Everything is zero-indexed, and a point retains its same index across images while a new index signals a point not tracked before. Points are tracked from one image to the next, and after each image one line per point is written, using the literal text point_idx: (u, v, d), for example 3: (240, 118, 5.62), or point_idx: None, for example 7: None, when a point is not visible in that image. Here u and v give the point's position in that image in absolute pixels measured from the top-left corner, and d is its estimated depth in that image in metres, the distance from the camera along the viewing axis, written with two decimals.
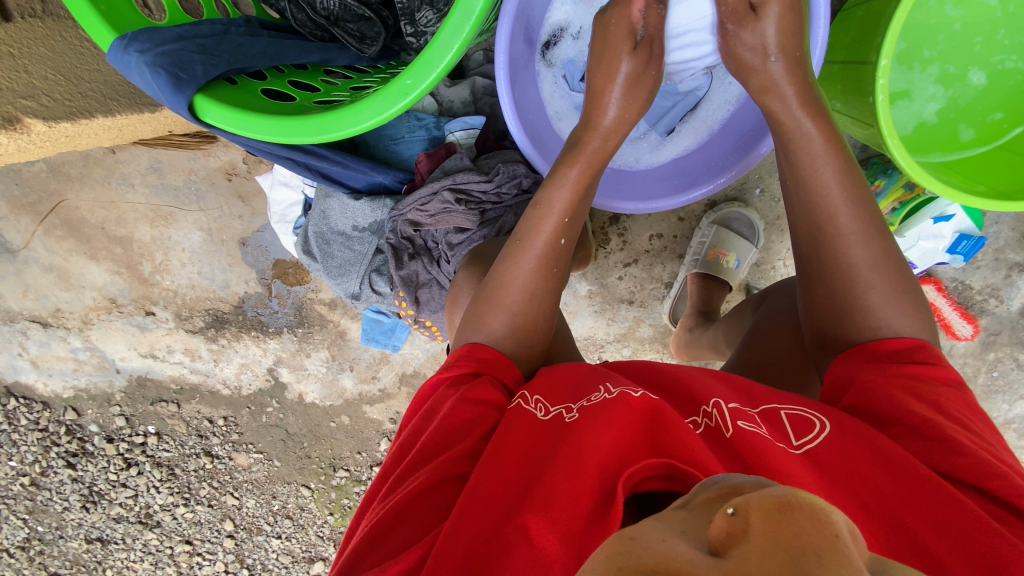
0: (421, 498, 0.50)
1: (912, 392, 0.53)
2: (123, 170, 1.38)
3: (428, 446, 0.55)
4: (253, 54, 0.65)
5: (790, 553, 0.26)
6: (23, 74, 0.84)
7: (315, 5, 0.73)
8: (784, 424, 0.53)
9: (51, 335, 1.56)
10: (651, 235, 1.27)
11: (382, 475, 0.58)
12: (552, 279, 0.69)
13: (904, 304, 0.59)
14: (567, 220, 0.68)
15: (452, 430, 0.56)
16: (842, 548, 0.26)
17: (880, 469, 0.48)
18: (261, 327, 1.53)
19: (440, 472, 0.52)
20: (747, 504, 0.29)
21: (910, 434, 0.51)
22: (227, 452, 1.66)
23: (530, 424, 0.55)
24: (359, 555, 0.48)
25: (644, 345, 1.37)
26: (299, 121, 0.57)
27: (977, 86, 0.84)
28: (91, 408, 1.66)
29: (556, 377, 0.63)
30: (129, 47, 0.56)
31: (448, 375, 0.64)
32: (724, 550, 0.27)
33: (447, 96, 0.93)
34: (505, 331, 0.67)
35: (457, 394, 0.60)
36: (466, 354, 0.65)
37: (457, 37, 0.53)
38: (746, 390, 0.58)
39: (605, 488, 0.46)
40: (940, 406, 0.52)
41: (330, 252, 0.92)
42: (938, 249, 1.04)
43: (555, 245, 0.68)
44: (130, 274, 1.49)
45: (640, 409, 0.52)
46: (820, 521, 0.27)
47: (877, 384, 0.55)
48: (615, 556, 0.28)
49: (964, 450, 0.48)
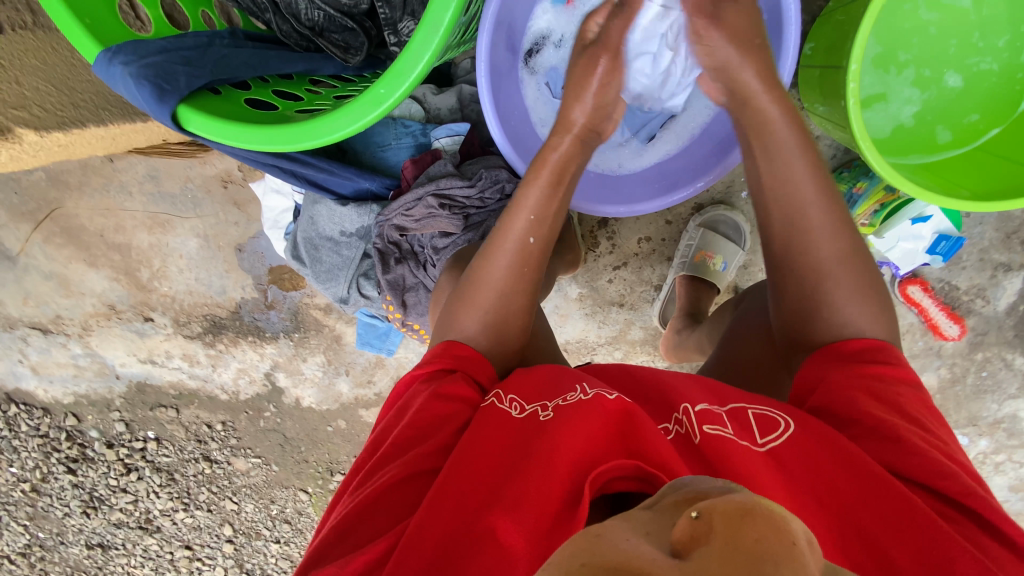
0: (392, 491, 0.52)
1: (874, 394, 0.54)
2: (121, 178, 1.41)
3: (401, 441, 0.57)
4: (236, 65, 0.67)
5: (747, 556, 0.27)
6: (15, 85, 0.86)
7: (300, 16, 0.75)
8: (750, 423, 0.53)
9: (52, 342, 1.59)
10: (640, 238, 1.29)
11: (355, 467, 0.59)
12: (522, 279, 0.70)
13: (880, 301, 0.60)
14: (535, 219, 0.70)
15: (426, 425, 0.57)
16: (795, 553, 0.28)
17: (840, 470, 0.48)
18: (258, 332, 1.55)
19: (412, 466, 0.53)
20: (711, 508, 0.30)
21: (869, 434, 0.52)
22: (226, 457, 1.68)
23: (504, 422, 0.56)
24: (328, 545, 0.49)
25: (635, 347, 1.38)
26: (280, 129, 0.58)
27: (954, 88, 0.85)
28: (91, 414, 1.67)
29: (532, 377, 0.64)
30: (114, 59, 0.58)
31: (423, 371, 0.65)
32: (685, 551, 0.28)
33: (433, 104, 0.94)
34: (480, 333, 0.69)
35: (431, 389, 0.61)
36: (442, 352, 0.66)
37: (427, 47, 0.55)
38: (715, 390, 0.59)
39: (574, 487, 0.47)
40: (901, 407, 0.53)
41: (319, 256, 0.93)
42: (918, 249, 1.05)
43: (524, 244, 0.70)
44: (128, 281, 1.51)
45: (614, 411, 0.53)
46: (778, 529, 0.28)
47: (839, 385, 0.55)
48: (578, 554, 0.29)
49: (919, 451, 0.49)
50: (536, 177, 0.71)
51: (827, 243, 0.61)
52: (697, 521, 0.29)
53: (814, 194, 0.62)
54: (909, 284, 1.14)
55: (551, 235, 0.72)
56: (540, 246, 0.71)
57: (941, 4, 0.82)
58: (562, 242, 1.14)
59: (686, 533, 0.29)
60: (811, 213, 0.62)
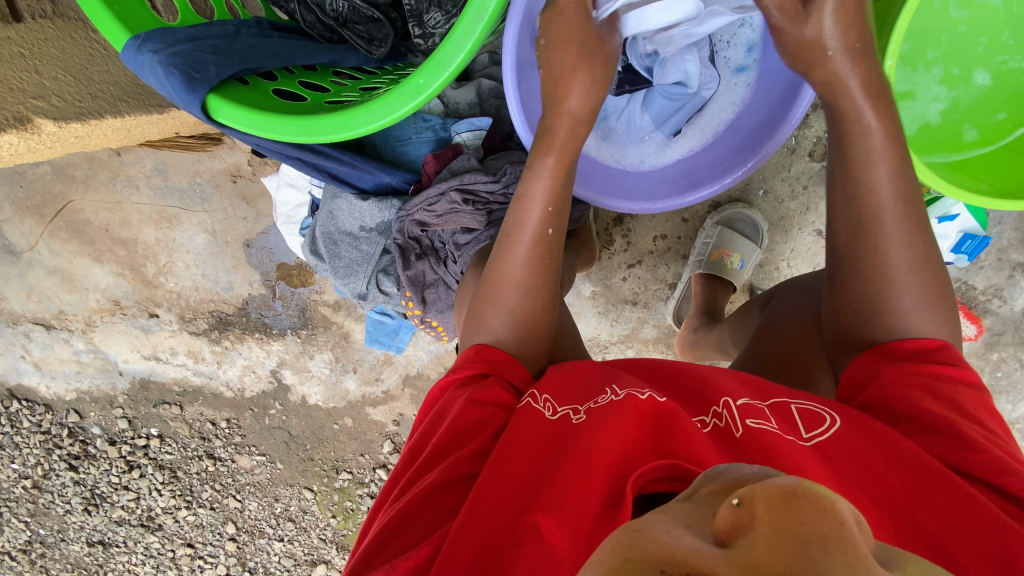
0: (431, 497, 0.51)
1: (927, 390, 0.53)
2: (128, 172, 1.39)
3: (437, 448, 0.56)
4: (264, 55, 0.65)
5: (793, 541, 0.26)
6: (33, 74, 0.84)
7: (324, 6, 0.73)
8: (794, 418, 0.53)
9: (54, 338, 1.57)
10: (655, 236, 1.28)
11: (392, 477, 0.58)
12: (545, 273, 0.69)
13: (925, 299, 0.59)
14: (552, 210, 0.69)
15: (461, 431, 0.56)
16: (846, 535, 0.27)
17: (892, 463, 0.48)
18: (265, 329, 1.53)
19: (450, 472, 0.52)
20: (751, 495, 0.29)
21: (924, 430, 0.51)
22: (230, 454, 1.66)
23: (538, 424, 0.55)
24: (371, 554, 0.48)
25: (647, 346, 1.37)
26: (311, 120, 0.57)
27: (981, 86, 0.85)
28: (93, 411, 1.66)
29: (562, 376, 0.63)
30: (143, 46, 0.57)
31: (456, 376, 0.64)
32: (730, 540, 0.27)
33: (453, 98, 0.93)
34: (507, 331, 0.68)
35: (465, 396, 0.60)
36: (475, 356, 0.65)
37: (469, 38, 0.53)
38: (757, 386, 0.59)
39: (614, 486, 0.46)
40: (956, 404, 0.52)
41: (338, 252, 0.92)
42: (942, 248, 1.04)
43: (543, 235, 0.69)
44: (133, 276, 1.49)
45: (646, 410, 0.53)
46: (824, 511, 0.27)
47: (890, 382, 0.55)
48: (621, 549, 0.29)
49: (977, 446, 0.48)
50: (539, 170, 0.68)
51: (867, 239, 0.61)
52: (740, 509, 0.28)
53: (854, 190, 0.61)
54: None
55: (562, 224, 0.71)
56: (557, 236, 0.70)
57: (972, 2, 0.81)
58: (579, 239, 1.13)
59: (728, 522, 0.28)
60: (850, 210, 0.62)
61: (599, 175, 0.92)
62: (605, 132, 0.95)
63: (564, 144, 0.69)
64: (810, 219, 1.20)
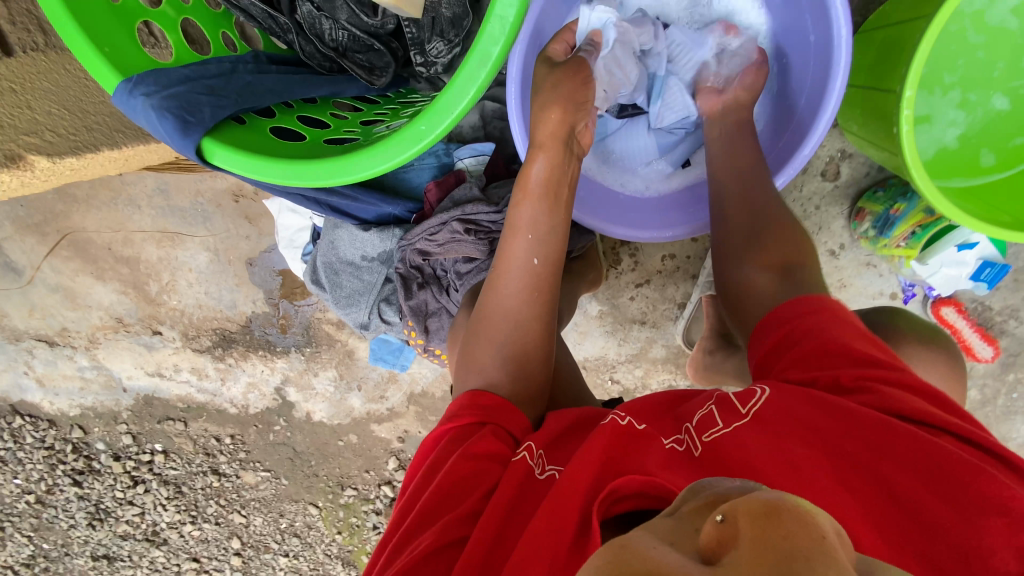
0: (425, 565, 0.47)
1: (824, 352, 0.56)
2: (130, 192, 1.38)
3: (426, 510, 0.52)
4: (261, 93, 0.63)
5: (776, 554, 0.25)
6: (26, 109, 0.82)
7: (324, 36, 0.72)
8: (725, 411, 0.54)
9: (58, 354, 1.56)
10: (663, 255, 1.26)
11: (380, 542, 0.53)
12: (535, 304, 0.67)
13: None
14: (532, 237, 0.66)
15: (450, 492, 0.53)
16: (828, 548, 0.25)
17: (812, 421, 0.51)
18: (268, 347, 1.52)
19: (438, 544, 0.49)
20: (734, 509, 0.28)
21: (834, 389, 0.53)
22: (234, 470, 1.65)
23: (527, 483, 0.53)
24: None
25: (656, 365, 1.35)
26: (311, 164, 0.55)
27: (1000, 110, 0.81)
28: (97, 426, 1.65)
29: (563, 426, 0.60)
30: (135, 90, 0.54)
31: (450, 425, 0.60)
32: (714, 555, 0.27)
33: (456, 124, 0.92)
34: (501, 370, 0.65)
35: (455, 452, 0.56)
36: (469, 403, 0.61)
37: (473, 83, 0.51)
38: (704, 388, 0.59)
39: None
40: (850, 353, 0.55)
41: (339, 281, 0.90)
42: (961, 276, 1.01)
43: (530, 266, 0.66)
44: (136, 294, 1.48)
45: (609, 440, 0.53)
46: (807, 526, 0.26)
47: (791, 356, 0.58)
48: (605, 565, 0.29)
49: (890, 396, 0.51)
50: (525, 196, 0.67)
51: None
52: (723, 525, 0.28)
53: None
54: (943, 306, 1.11)
55: (557, 254, 0.69)
56: (546, 265, 0.67)
57: (989, 26, 0.78)
58: (585, 261, 1.11)
59: (712, 537, 0.28)
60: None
61: (603, 202, 0.90)
62: (610, 158, 0.93)
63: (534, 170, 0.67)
64: (822, 239, 1.14)
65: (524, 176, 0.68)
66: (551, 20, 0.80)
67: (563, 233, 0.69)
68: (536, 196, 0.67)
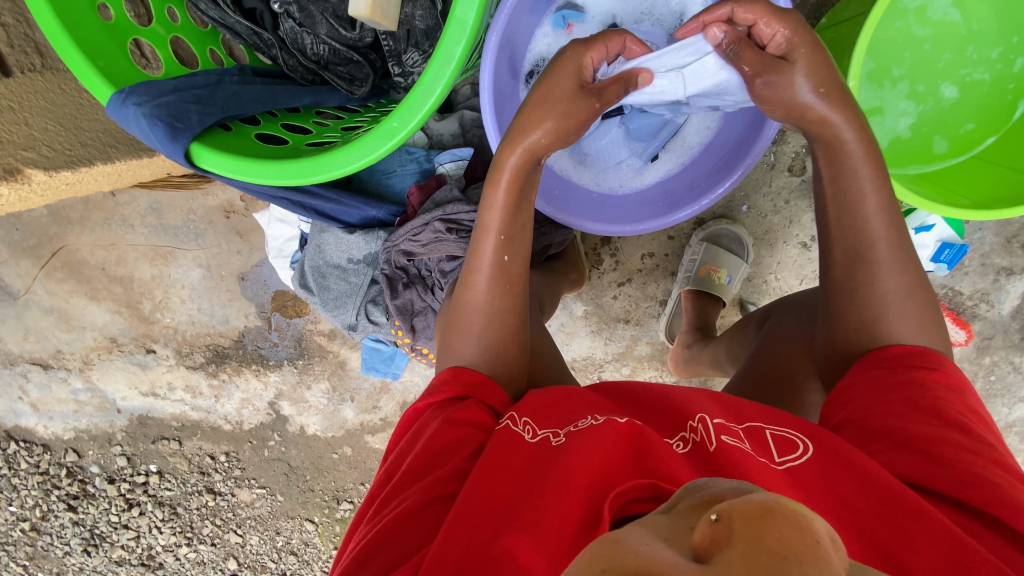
0: (411, 519, 0.49)
1: (911, 404, 0.53)
2: (123, 212, 1.41)
3: (415, 468, 0.55)
4: (246, 102, 0.68)
5: (765, 557, 0.26)
6: (23, 125, 0.84)
7: (306, 50, 0.76)
8: (768, 442, 0.52)
9: (51, 377, 1.57)
10: (643, 254, 1.31)
11: (369, 496, 0.58)
12: (507, 297, 0.69)
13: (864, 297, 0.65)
14: (503, 238, 0.68)
15: (438, 451, 0.55)
16: (821, 553, 0.26)
17: (860, 481, 0.48)
18: (261, 361, 1.54)
19: (428, 494, 0.51)
20: (729, 509, 0.28)
21: (896, 441, 0.51)
22: (229, 488, 1.65)
23: (517, 446, 0.53)
24: (350, 575, 0.47)
25: (643, 363, 1.39)
26: (292, 163, 0.59)
27: (949, 99, 0.86)
28: (92, 449, 1.65)
29: (547, 399, 0.61)
30: (127, 100, 0.58)
31: (433, 399, 0.63)
32: (707, 555, 0.27)
33: (436, 130, 0.96)
34: (479, 356, 0.68)
35: (443, 416, 0.59)
36: (452, 378, 0.64)
37: (440, 81, 0.56)
38: (732, 406, 0.57)
39: (590, 505, 0.44)
40: (938, 412, 0.51)
41: (327, 284, 0.93)
42: (922, 258, 1.05)
43: (501, 263, 0.68)
44: (130, 313, 1.50)
45: (626, 433, 0.50)
46: (801, 528, 0.27)
47: (873, 401, 0.54)
48: (597, 560, 0.28)
49: (947, 461, 0.48)
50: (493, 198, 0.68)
51: (852, 279, 0.61)
52: (717, 523, 0.28)
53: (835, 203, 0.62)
54: None
55: (524, 247, 0.71)
56: (515, 261, 0.69)
57: (932, 20, 0.83)
58: (567, 260, 1.15)
59: (707, 536, 0.27)
60: (834, 254, 0.63)
61: (580, 201, 0.94)
62: (583, 158, 0.96)
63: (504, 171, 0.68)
64: (794, 232, 1.21)
65: (495, 172, 0.68)
66: (520, 28, 0.85)
67: (529, 229, 0.71)
68: (505, 200, 0.68)
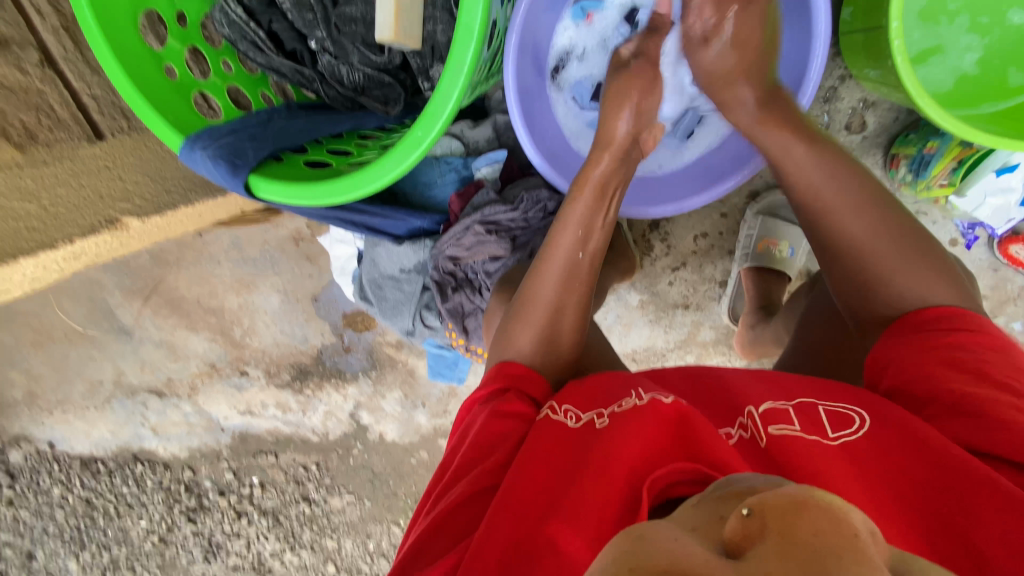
0: (461, 509, 0.51)
1: (952, 365, 0.53)
2: (210, 250, 1.57)
3: (463, 462, 0.56)
4: (294, 133, 0.75)
5: (803, 552, 0.25)
6: (118, 181, 0.96)
7: (344, 80, 0.83)
8: (821, 419, 0.51)
9: (166, 403, 1.76)
10: (695, 235, 1.27)
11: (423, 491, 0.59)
12: (575, 289, 0.70)
13: (923, 266, 0.60)
14: (581, 233, 0.71)
15: (485, 445, 0.56)
16: (860, 547, 0.25)
17: (910, 455, 0.47)
18: (339, 374, 1.66)
19: (473, 487, 0.52)
20: (761, 504, 0.27)
21: (945, 411, 0.51)
22: (323, 496, 1.78)
23: (561, 435, 0.53)
24: (403, 565, 0.49)
25: (709, 349, 1.35)
26: (334, 183, 0.64)
27: (1021, 25, 0.78)
28: (204, 465, 1.83)
29: (588, 386, 0.60)
30: (194, 145, 0.66)
31: (482, 393, 0.64)
32: (740, 552, 0.26)
33: (471, 137, 0.98)
34: (533, 349, 0.67)
35: (490, 409, 0.60)
36: (497, 372, 0.65)
37: (455, 88, 0.59)
38: (780, 383, 0.57)
39: (632, 492, 0.45)
40: (985, 375, 0.51)
41: (383, 294, 0.99)
42: (1010, 204, 0.96)
43: (574, 258, 0.70)
44: (225, 340, 1.66)
45: (670, 415, 0.51)
46: (837, 520, 0.26)
47: (914, 366, 0.54)
48: (627, 560, 0.27)
49: (1006, 424, 0.47)
50: (580, 192, 0.72)
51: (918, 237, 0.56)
52: (749, 519, 0.27)
53: None
54: (1011, 244, 1.03)
55: (599, 249, 0.73)
56: (589, 259, 0.71)
57: None
58: (614, 250, 1.14)
59: (738, 532, 0.27)
60: None
61: None
62: None
63: (591, 175, 0.74)
64: None
65: (581, 178, 0.74)
66: (542, 25, 0.87)
67: (607, 234, 0.74)
68: (589, 197, 0.73)
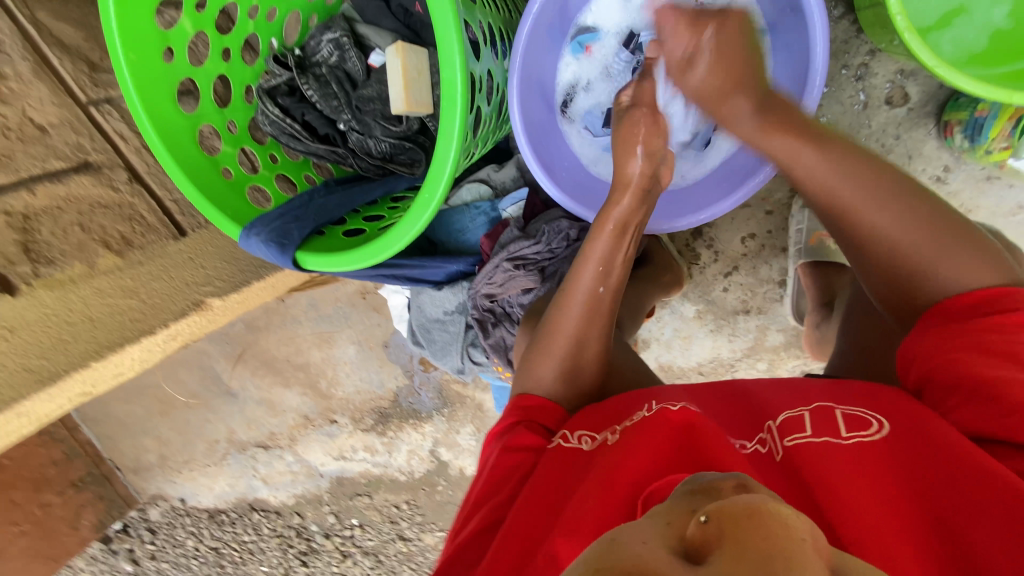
0: (477, 537, 0.54)
1: (982, 349, 0.53)
2: (292, 312, 1.74)
3: (482, 495, 0.60)
4: (331, 209, 0.84)
5: (754, 554, 0.27)
6: (201, 269, 1.10)
7: (372, 152, 0.92)
8: (836, 418, 0.55)
9: (271, 455, 1.93)
10: (743, 237, 1.22)
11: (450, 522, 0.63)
12: (595, 323, 0.72)
13: (949, 258, 0.59)
14: (602, 270, 0.73)
15: (501, 477, 0.60)
16: (804, 549, 0.27)
17: (923, 454, 0.49)
18: (416, 414, 1.75)
19: (488, 519, 0.56)
20: (718, 510, 0.30)
21: (971, 394, 0.52)
22: (416, 533, 1.86)
23: (573, 458, 0.57)
24: None
25: (779, 353, 1.29)
26: (364, 248, 0.72)
27: None
28: (310, 510, 1.98)
29: (602, 410, 0.63)
30: (249, 233, 0.77)
31: (498, 427, 0.67)
32: (699, 555, 0.28)
33: (498, 179, 1.04)
34: (553, 376, 0.70)
35: (504, 444, 0.63)
36: (513, 406, 0.69)
37: (449, 157, 0.66)
38: (800, 394, 0.61)
39: (631, 503, 0.47)
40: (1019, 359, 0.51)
41: (432, 337, 1.06)
42: None
43: (594, 294, 0.72)
44: (313, 393, 1.82)
45: (678, 425, 0.54)
46: (785, 525, 0.28)
47: (938, 352, 0.56)
48: (594, 563, 0.29)
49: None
50: (599, 232, 0.75)
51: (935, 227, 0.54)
52: (707, 525, 0.29)
53: None
54: None
55: (617, 284, 0.75)
56: (609, 293, 0.73)
57: None
58: (655, 264, 1.14)
59: (697, 537, 0.29)
60: None
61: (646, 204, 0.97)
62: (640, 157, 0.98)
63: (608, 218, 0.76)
64: (918, 167, 1.02)
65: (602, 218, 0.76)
66: (545, 65, 0.92)
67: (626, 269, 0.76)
68: (609, 234, 0.75)
